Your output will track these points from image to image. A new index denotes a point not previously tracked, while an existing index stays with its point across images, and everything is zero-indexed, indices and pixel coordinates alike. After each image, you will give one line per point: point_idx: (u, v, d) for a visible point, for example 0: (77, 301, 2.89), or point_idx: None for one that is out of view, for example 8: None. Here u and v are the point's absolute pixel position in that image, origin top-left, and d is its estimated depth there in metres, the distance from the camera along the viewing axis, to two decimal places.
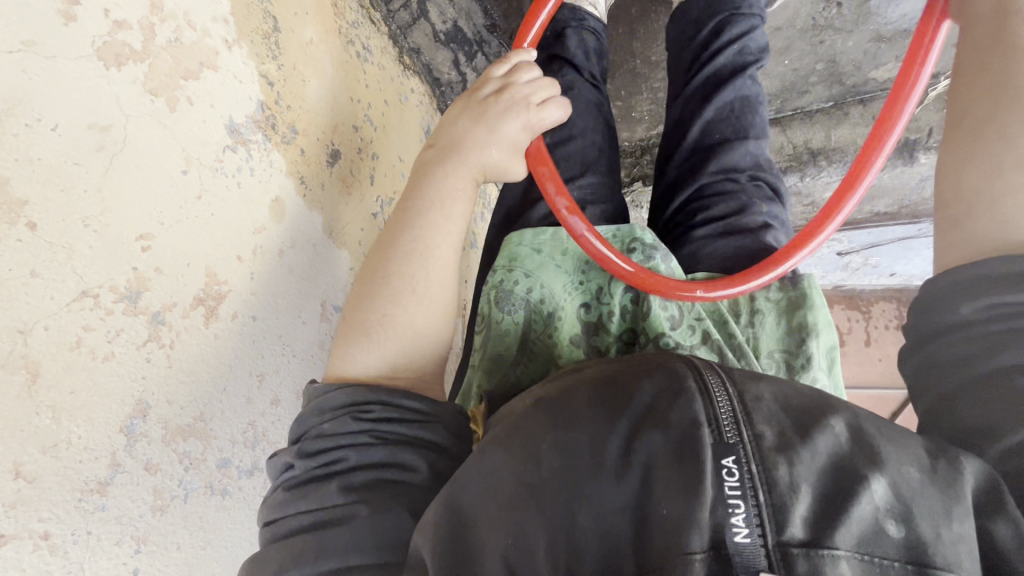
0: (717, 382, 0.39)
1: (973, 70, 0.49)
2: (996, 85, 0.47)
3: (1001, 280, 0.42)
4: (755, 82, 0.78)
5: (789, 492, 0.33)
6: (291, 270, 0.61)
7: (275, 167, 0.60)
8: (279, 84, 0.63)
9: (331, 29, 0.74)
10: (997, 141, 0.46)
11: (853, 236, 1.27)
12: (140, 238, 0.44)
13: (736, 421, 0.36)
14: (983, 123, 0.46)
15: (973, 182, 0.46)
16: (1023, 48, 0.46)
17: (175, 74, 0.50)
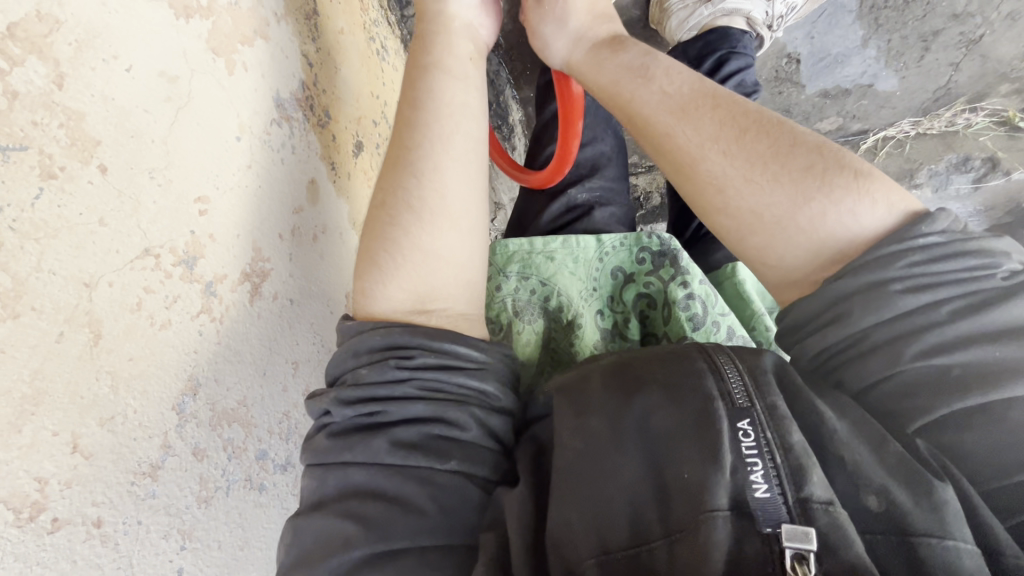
0: (727, 360, 0.43)
1: (652, 147, 0.55)
2: (672, 163, 0.53)
3: (825, 323, 0.43)
4: None
5: (802, 456, 0.37)
6: (322, 255, 0.58)
7: (312, 149, 0.58)
8: (316, 67, 0.61)
9: (357, 23, 0.74)
10: (724, 205, 0.49)
11: None
12: (198, 201, 0.41)
13: (747, 392, 0.40)
14: (696, 204, 0.52)
15: (751, 250, 0.49)
16: (685, 113, 0.52)
17: (233, 37, 0.47)
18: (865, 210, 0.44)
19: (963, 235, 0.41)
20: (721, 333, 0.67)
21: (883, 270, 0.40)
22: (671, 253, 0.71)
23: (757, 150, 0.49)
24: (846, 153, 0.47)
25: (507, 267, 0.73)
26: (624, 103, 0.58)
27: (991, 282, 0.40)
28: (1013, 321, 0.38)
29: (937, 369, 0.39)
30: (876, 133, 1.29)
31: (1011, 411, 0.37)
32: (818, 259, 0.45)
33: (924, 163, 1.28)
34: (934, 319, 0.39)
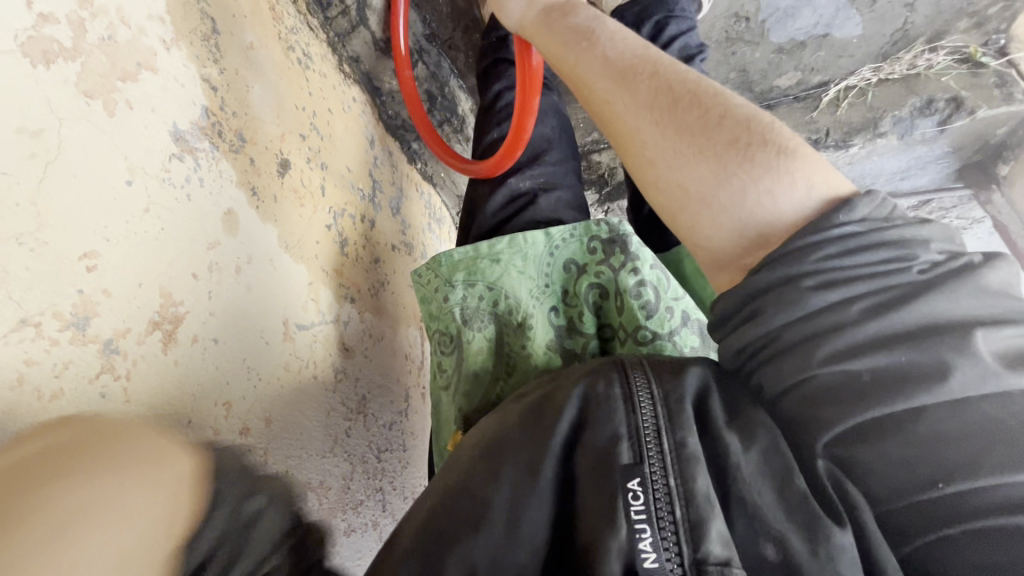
0: (642, 385, 0.44)
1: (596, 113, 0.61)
2: (613, 132, 0.58)
3: (750, 318, 0.44)
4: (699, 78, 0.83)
5: (705, 510, 0.39)
6: (249, 287, 0.56)
7: (225, 178, 0.56)
8: (222, 89, 0.58)
9: (270, 34, 0.70)
10: (656, 177, 0.53)
11: None
12: (85, 257, 0.39)
13: (656, 431, 0.42)
14: (634, 171, 0.56)
15: (686, 225, 0.51)
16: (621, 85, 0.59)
17: (111, 75, 0.45)
18: (783, 187, 0.46)
19: (884, 223, 0.42)
20: (674, 318, 0.67)
21: (798, 264, 0.42)
22: (622, 240, 0.70)
23: (686, 120, 0.53)
24: (774, 130, 0.50)
25: (453, 276, 0.72)
26: (569, 70, 0.65)
27: (906, 275, 0.40)
28: (928, 320, 0.39)
29: (849, 373, 0.39)
30: (838, 83, 1.26)
31: (916, 425, 0.37)
32: (744, 232, 0.47)
33: (888, 110, 1.22)
34: (851, 317, 0.40)
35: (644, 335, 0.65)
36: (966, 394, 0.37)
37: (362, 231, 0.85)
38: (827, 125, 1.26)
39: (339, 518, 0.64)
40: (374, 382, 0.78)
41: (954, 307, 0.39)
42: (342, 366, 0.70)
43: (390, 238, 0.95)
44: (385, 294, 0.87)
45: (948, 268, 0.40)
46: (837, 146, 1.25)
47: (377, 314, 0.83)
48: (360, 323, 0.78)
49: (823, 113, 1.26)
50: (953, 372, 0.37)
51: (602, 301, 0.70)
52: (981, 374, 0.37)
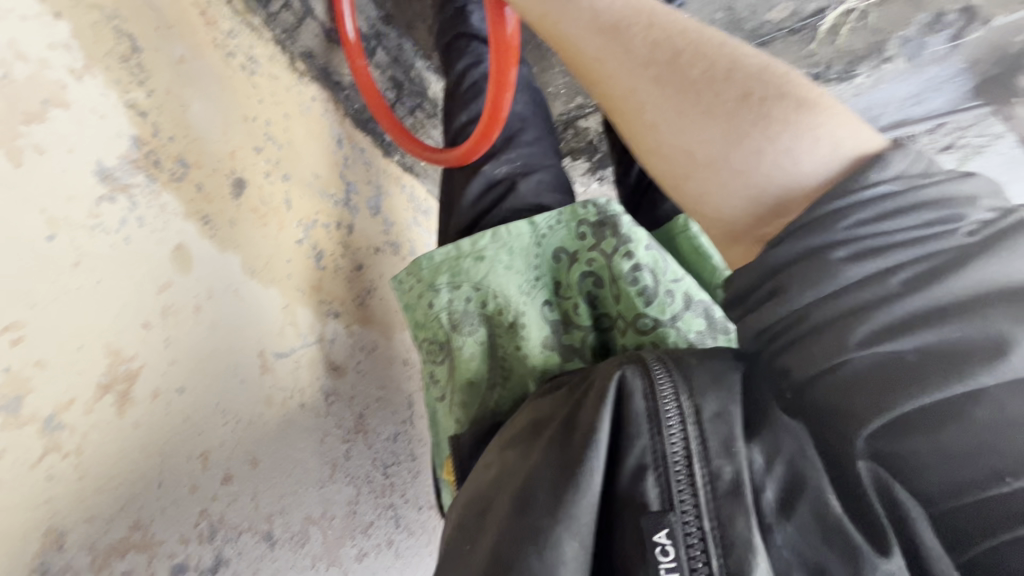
0: (673, 407, 0.40)
1: (584, 77, 0.57)
2: (606, 97, 0.54)
3: (773, 293, 0.38)
4: None
5: (748, 558, 0.36)
6: (215, 325, 0.52)
7: (169, 212, 0.51)
8: (154, 113, 0.53)
9: (204, 42, 0.64)
10: (659, 143, 0.50)
11: None
12: (9, 330, 0.37)
13: (689, 466, 0.39)
14: (633, 134, 0.52)
15: (693, 190, 0.48)
16: (614, 40, 0.54)
17: (12, 120, 0.40)
18: (805, 146, 0.43)
19: (922, 178, 0.37)
20: (676, 303, 0.62)
21: (837, 232, 0.36)
22: (612, 221, 0.65)
23: (689, 75, 0.49)
24: (788, 83, 0.46)
25: (437, 279, 0.69)
26: (553, 29, 0.59)
27: (952, 239, 0.35)
28: (979, 288, 0.33)
29: (890, 357, 0.34)
30: (835, 8, 1.14)
31: (972, 410, 0.32)
32: (756, 197, 0.45)
33: (893, 31, 1.13)
34: (897, 291, 0.34)
35: (646, 322, 0.61)
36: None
37: (340, 239, 0.80)
38: (829, 57, 1.18)
39: (347, 546, 0.63)
40: (372, 396, 0.75)
41: (1012, 270, 0.33)
42: (332, 387, 0.67)
43: (373, 240, 0.90)
44: (373, 302, 0.83)
45: (1001, 227, 0.34)
46: (841, 76, 1.17)
47: (367, 325, 0.79)
48: (348, 337, 0.74)
49: (822, 44, 1.16)
50: (1012, 348, 0.32)
51: (597, 290, 0.66)
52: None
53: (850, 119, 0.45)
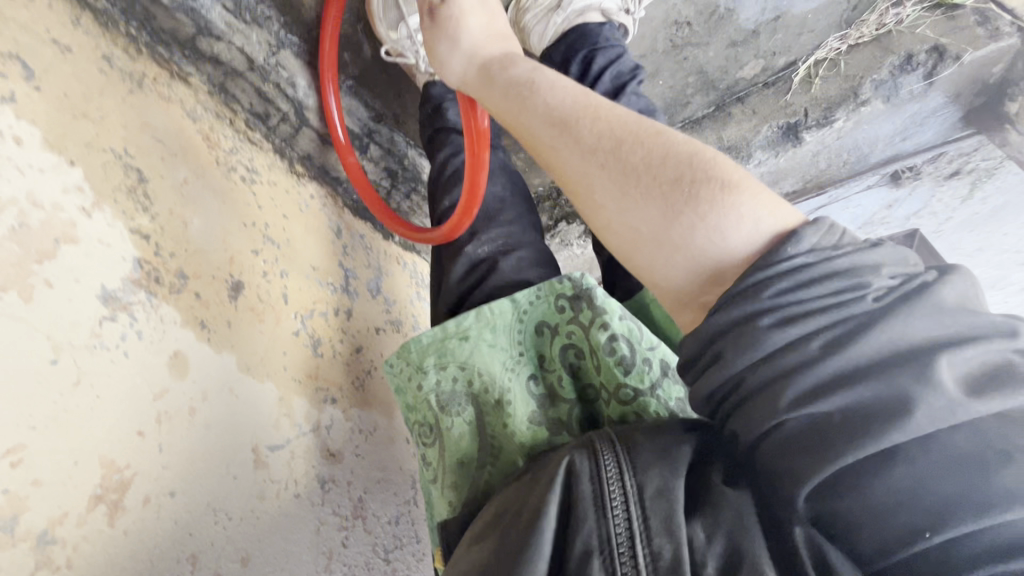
0: (616, 486, 0.43)
1: (542, 163, 0.61)
2: (561, 179, 0.58)
3: (713, 363, 0.42)
4: (640, 97, 0.77)
5: None
6: (209, 425, 0.56)
7: (167, 322, 0.56)
8: (156, 235, 0.59)
9: (206, 163, 0.71)
10: (608, 221, 0.53)
11: None
12: (9, 454, 0.41)
13: (630, 543, 0.42)
14: (586, 213, 0.56)
15: (642, 263, 0.51)
16: (564, 129, 0.57)
17: (27, 261, 0.46)
18: (730, 224, 0.46)
19: (833, 251, 0.41)
20: (653, 370, 0.63)
21: (763, 303, 0.39)
22: (587, 295, 0.67)
23: (630, 159, 0.52)
24: (715, 166, 0.50)
25: (424, 361, 0.71)
26: (513, 119, 0.63)
27: (860, 306, 0.38)
28: (887, 349, 0.37)
29: (818, 417, 0.38)
30: (806, 60, 1.20)
31: (895, 466, 0.36)
32: (699, 269, 0.48)
33: (865, 75, 1.15)
34: (818, 354, 0.38)
35: (626, 392, 0.62)
36: (938, 424, 0.36)
37: (338, 325, 0.84)
38: (805, 106, 1.19)
39: None
40: (371, 478, 0.76)
41: (914, 332, 0.37)
42: (329, 475, 0.69)
43: (373, 321, 0.94)
44: (373, 382, 0.85)
45: (903, 293, 0.38)
46: (819, 123, 1.17)
47: (366, 407, 0.81)
48: (346, 421, 0.76)
49: (796, 94, 1.20)
50: (917, 404, 0.36)
51: (580, 362, 0.67)
52: (946, 404, 0.35)
53: (770, 196, 0.49)
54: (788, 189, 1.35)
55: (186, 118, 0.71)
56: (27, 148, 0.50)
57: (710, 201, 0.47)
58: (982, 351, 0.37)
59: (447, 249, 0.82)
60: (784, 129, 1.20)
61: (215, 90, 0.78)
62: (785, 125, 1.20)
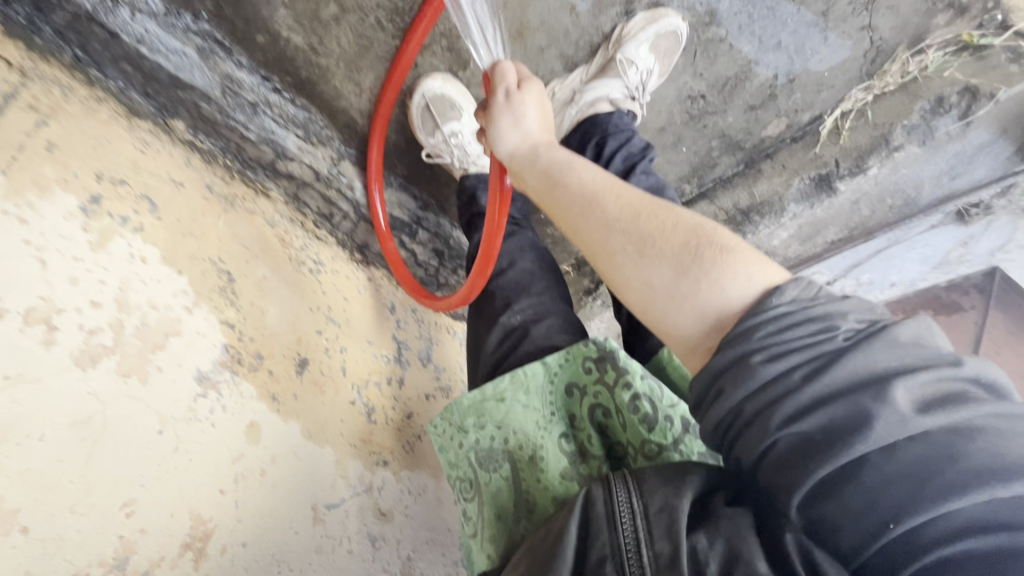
0: (624, 503, 0.53)
1: (569, 231, 0.65)
2: (589, 247, 0.62)
3: (716, 398, 0.49)
4: (650, 173, 0.84)
5: None
6: (275, 485, 0.66)
7: (246, 396, 0.68)
8: (240, 323, 0.73)
9: (281, 261, 0.86)
10: (626, 278, 0.58)
11: (832, 263, 1.36)
12: (125, 506, 0.52)
13: (637, 545, 0.50)
14: (606, 273, 0.60)
15: (655, 315, 0.56)
16: (593, 203, 0.62)
17: (145, 352, 0.60)
18: (728, 278, 0.52)
19: (810, 301, 0.49)
20: (675, 427, 0.65)
21: (754, 343, 0.47)
22: (610, 356, 0.70)
23: (644, 227, 0.58)
24: (715, 232, 0.56)
25: (465, 420, 0.75)
26: (551, 189, 0.68)
27: (832, 343, 0.46)
28: (855, 377, 0.44)
29: (804, 435, 0.44)
30: (832, 112, 1.21)
31: (863, 473, 0.42)
32: (708, 321, 0.52)
33: (895, 122, 1.16)
34: (799, 383, 0.45)
35: (652, 448, 0.65)
36: (898, 435, 0.41)
37: (391, 393, 0.93)
38: (835, 156, 1.20)
39: None
40: (420, 538, 0.82)
41: (877, 361, 0.44)
42: (380, 533, 0.76)
43: (424, 388, 1.03)
44: (422, 446, 0.92)
45: (868, 331, 0.46)
46: (852, 171, 1.18)
47: (416, 469, 0.88)
48: (396, 483, 0.83)
49: (825, 146, 1.21)
50: (876, 419, 0.42)
51: (607, 421, 0.70)
52: (902, 419, 0.41)
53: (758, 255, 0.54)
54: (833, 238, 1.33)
55: (266, 225, 0.86)
56: (150, 264, 0.66)
57: (713, 261, 0.52)
58: (935, 377, 0.43)
59: (484, 316, 0.88)
60: (817, 181, 1.21)
61: (291, 200, 0.92)
62: (816, 176, 1.22)
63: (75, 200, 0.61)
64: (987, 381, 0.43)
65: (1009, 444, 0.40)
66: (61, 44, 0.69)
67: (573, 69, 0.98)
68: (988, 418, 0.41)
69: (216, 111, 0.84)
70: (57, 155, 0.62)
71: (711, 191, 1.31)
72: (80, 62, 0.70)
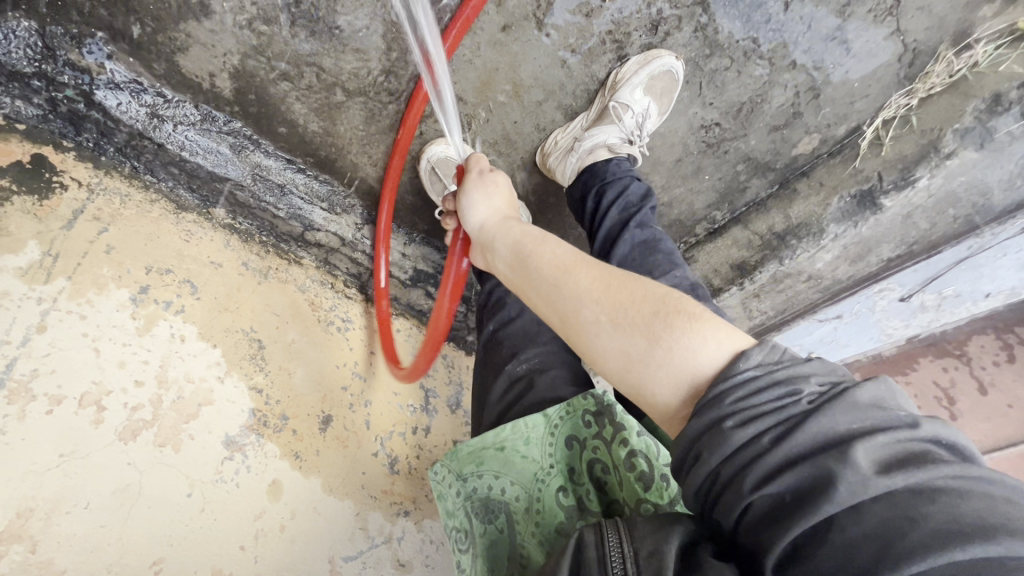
0: (615, 548, 0.48)
1: (541, 302, 0.61)
2: (563, 319, 0.58)
3: (693, 463, 0.45)
4: (648, 221, 0.87)
5: None
6: (293, 539, 0.73)
7: (270, 457, 0.76)
8: (268, 387, 0.81)
9: (310, 323, 0.93)
10: (601, 347, 0.54)
11: (900, 278, 1.22)
12: (153, 564, 0.61)
13: None
14: (581, 344, 0.56)
15: (632, 383, 0.52)
16: (562, 274, 0.59)
17: (179, 422, 0.69)
18: (701, 345, 0.48)
19: (776, 364, 0.46)
20: (672, 486, 0.61)
21: (719, 411, 0.45)
22: (608, 409, 0.67)
23: (617, 296, 0.54)
24: (682, 299, 0.52)
25: (463, 468, 0.70)
26: (524, 260, 0.64)
27: (799, 405, 0.43)
28: (816, 441, 0.40)
29: (774, 499, 0.41)
30: (871, 122, 1.11)
31: (830, 534, 0.37)
32: (685, 387, 0.49)
33: (945, 126, 1.03)
34: (758, 449, 0.42)
35: (647, 508, 0.60)
36: (859, 499, 0.37)
37: (415, 442, 0.97)
38: (878, 170, 1.09)
39: None
40: None
41: (837, 424, 0.41)
42: None
43: (450, 435, 1.06)
44: None
45: (833, 391, 0.42)
46: (898, 186, 1.06)
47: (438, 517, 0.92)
48: (417, 532, 0.88)
49: (867, 158, 1.11)
50: (838, 480, 0.38)
51: (606, 476, 0.65)
52: (863, 479, 0.37)
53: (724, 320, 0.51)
54: (888, 256, 1.18)
55: (296, 292, 0.94)
56: (188, 341, 0.75)
57: (686, 331, 0.49)
58: (895, 438, 0.39)
59: (491, 365, 0.91)
60: (857, 198, 1.11)
61: (321, 265, 1.01)
62: (858, 193, 1.11)
63: (126, 293, 0.72)
64: (947, 442, 0.40)
65: (978, 505, 0.35)
66: (121, 159, 0.83)
67: (573, 117, 1.02)
68: (952, 480, 0.37)
69: (250, 196, 0.93)
70: (113, 256, 0.73)
71: (744, 215, 1.24)
72: (136, 171, 0.84)
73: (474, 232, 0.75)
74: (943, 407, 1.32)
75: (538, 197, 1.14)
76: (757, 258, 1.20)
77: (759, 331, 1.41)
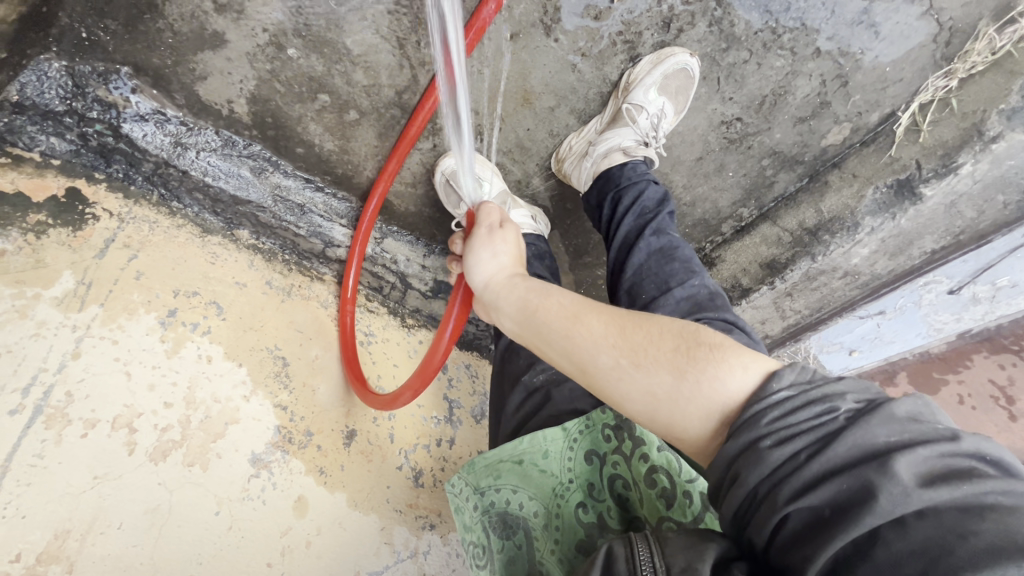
0: (647, 561, 0.44)
1: (557, 358, 0.56)
2: (581, 373, 0.54)
3: (728, 492, 0.42)
4: (664, 226, 0.85)
5: None
6: (320, 554, 0.75)
7: (296, 473, 0.77)
8: (292, 405, 0.82)
9: (334, 338, 0.93)
10: (625, 392, 0.50)
11: (948, 271, 1.14)
12: None
13: None
14: (603, 395, 0.52)
15: (663, 430, 0.49)
16: (572, 328, 0.55)
17: (207, 441, 0.71)
18: (728, 375, 0.46)
19: (811, 383, 0.43)
20: (696, 504, 0.58)
21: (749, 431, 0.42)
22: (627, 423, 0.64)
23: (634, 340, 0.51)
24: (703, 329, 0.50)
25: (480, 482, 0.69)
26: (530, 314, 0.60)
27: (838, 421, 0.39)
28: (851, 455, 0.37)
29: (813, 517, 0.37)
30: (907, 107, 1.04)
31: (873, 551, 0.34)
32: (718, 422, 0.46)
33: (988, 108, 0.96)
34: (791, 465, 0.39)
35: (670, 526, 0.58)
36: (902, 513, 0.34)
37: (439, 455, 0.98)
38: (916, 158, 1.03)
39: None
40: None
41: (874, 436, 0.37)
42: None
43: (475, 446, 1.05)
44: None
45: (873, 406, 0.39)
46: (939, 173, 1.00)
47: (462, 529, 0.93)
48: (443, 546, 0.90)
49: (904, 146, 1.04)
50: (879, 494, 0.34)
51: (628, 493, 0.63)
52: (905, 491, 0.34)
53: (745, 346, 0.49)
54: (932, 248, 1.11)
55: (321, 309, 0.95)
56: (215, 362, 0.77)
57: (714, 368, 0.46)
58: (940, 450, 0.36)
59: (509, 376, 0.90)
60: (896, 187, 1.04)
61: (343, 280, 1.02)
62: (895, 183, 1.05)
63: (154, 317, 0.75)
64: (996, 456, 0.36)
65: None
66: (149, 187, 0.86)
67: (588, 121, 1.01)
68: (1004, 495, 0.33)
69: (271, 217, 0.94)
70: (143, 281, 0.76)
71: (773, 211, 1.19)
72: (164, 198, 0.87)
73: (480, 291, 0.70)
74: (1000, 407, 1.24)
75: (556, 203, 1.12)
76: (788, 256, 1.15)
77: (793, 331, 1.35)
